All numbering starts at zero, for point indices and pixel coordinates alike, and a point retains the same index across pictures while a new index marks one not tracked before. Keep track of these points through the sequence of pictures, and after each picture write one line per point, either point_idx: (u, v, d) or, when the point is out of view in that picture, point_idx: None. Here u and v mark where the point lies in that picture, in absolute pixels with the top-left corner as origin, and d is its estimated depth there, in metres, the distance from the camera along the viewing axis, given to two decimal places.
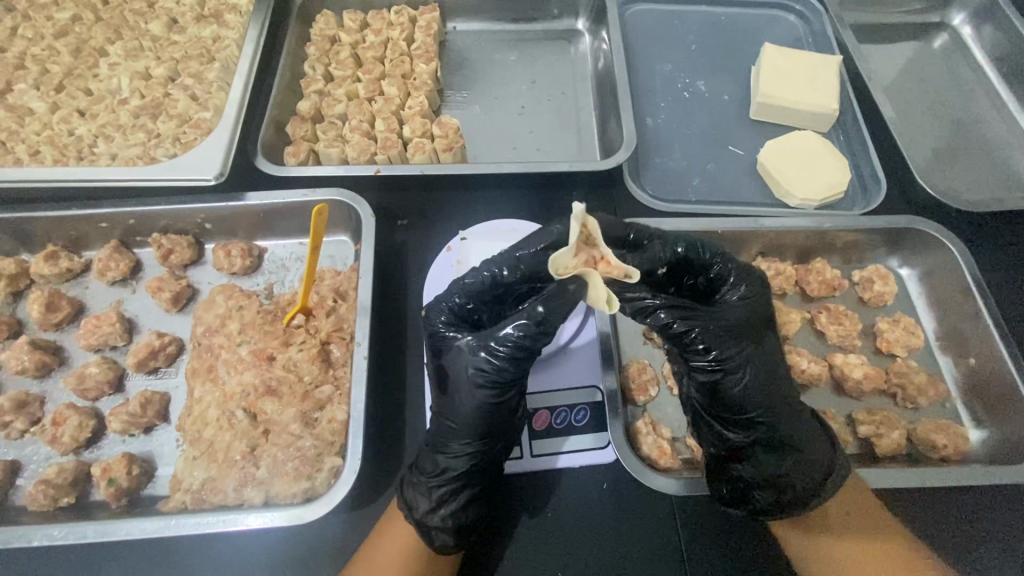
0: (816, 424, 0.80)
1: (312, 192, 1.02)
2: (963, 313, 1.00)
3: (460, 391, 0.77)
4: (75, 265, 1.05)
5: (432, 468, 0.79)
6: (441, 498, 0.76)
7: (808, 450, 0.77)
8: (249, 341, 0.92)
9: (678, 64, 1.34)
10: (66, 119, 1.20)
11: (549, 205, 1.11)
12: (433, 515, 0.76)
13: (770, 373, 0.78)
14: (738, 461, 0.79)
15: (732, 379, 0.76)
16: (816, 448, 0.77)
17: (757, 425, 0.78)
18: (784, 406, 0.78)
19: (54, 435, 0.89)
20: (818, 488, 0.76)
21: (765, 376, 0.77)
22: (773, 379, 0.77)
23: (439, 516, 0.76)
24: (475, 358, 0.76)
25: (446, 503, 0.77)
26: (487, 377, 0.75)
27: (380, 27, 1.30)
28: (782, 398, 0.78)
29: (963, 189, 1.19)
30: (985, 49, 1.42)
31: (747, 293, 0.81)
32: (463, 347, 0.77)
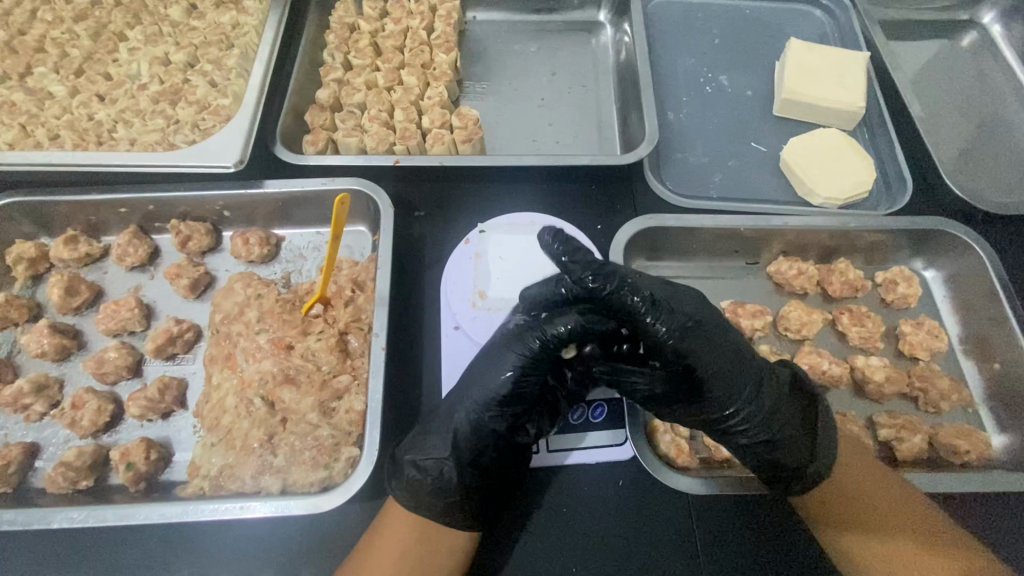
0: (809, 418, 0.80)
1: (332, 181, 1.02)
2: (988, 317, 0.98)
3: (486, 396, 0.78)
4: (93, 249, 1.05)
5: (434, 468, 0.77)
6: (460, 482, 0.77)
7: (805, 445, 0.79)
8: (268, 329, 0.92)
9: (701, 58, 1.32)
10: (86, 103, 1.20)
11: (569, 199, 1.10)
12: (450, 502, 0.76)
13: (733, 391, 0.75)
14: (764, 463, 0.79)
15: (717, 408, 0.76)
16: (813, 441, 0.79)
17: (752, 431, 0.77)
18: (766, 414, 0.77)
19: (72, 418, 0.90)
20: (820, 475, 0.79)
21: (728, 388, 0.75)
22: (738, 384, 0.75)
23: (456, 502, 0.76)
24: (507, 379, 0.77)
25: (467, 490, 0.77)
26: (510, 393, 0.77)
27: (400, 15, 1.29)
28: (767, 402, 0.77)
29: (991, 191, 1.16)
30: (1015, 48, 1.39)
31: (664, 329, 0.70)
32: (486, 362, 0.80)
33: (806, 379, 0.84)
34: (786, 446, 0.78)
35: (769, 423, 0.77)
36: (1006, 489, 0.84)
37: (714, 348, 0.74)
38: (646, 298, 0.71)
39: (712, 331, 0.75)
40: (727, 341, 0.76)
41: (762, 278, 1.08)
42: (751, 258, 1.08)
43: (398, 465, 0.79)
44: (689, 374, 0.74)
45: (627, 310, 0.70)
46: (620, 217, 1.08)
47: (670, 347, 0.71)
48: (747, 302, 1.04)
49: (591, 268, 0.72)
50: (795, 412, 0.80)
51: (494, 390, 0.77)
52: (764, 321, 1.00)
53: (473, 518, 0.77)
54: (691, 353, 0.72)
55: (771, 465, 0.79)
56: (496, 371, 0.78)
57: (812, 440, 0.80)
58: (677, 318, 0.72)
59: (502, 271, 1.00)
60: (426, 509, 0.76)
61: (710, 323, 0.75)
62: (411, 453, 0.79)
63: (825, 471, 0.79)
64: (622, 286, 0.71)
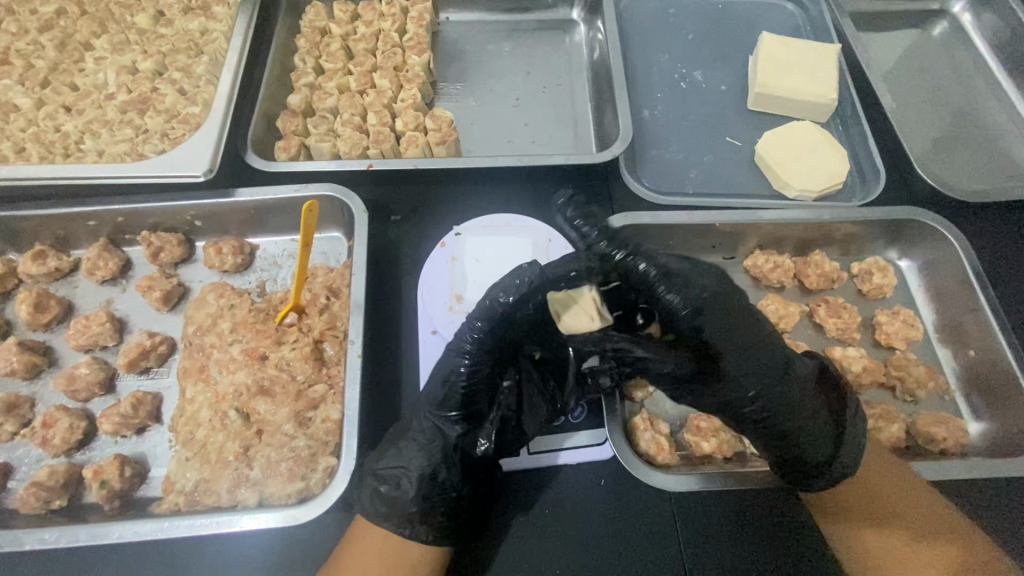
0: (824, 423, 0.79)
1: (303, 188, 1.01)
2: (963, 305, 0.99)
3: (429, 409, 0.80)
4: (63, 264, 1.03)
5: (391, 484, 0.77)
6: (416, 494, 0.77)
7: (805, 449, 0.78)
8: (241, 340, 0.91)
9: (675, 54, 1.32)
10: (52, 115, 1.17)
11: (545, 199, 1.10)
12: (409, 513, 0.77)
13: (770, 375, 0.75)
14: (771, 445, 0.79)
15: (746, 397, 0.75)
16: (813, 447, 0.78)
17: (766, 421, 0.77)
18: (788, 408, 0.76)
19: (44, 437, 0.88)
20: (819, 473, 0.79)
21: (759, 370, 0.74)
22: (768, 371, 0.75)
23: (416, 514, 0.77)
24: (449, 385, 0.78)
25: (424, 503, 0.77)
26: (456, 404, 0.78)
27: (372, 18, 1.28)
28: (790, 395, 0.76)
29: (964, 179, 1.18)
30: (984, 36, 1.40)
31: (683, 301, 0.68)
32: (432, 376, 0.81)
33: (836, 374, 0.83)
34: (805, 438, 0.77)
35: (790, 412, 0.76)
36: (984, 474, 0.85)
37: (749, 332, 0.73)
38: (661, 270, 0.68)
39: (736, 305, 0.73)
40: (755, 325, 0.74)
41: (739, 272, 1.08)
42: (728, 253, 1.08)
43: (361, 476, 0.80)
44: (717, 359, 0.72)
45: (646, 284, 0.68)
46: (596, 216, 1.08)
47: (685, 321, 0.69)
48: None
49: (606, 235, 0.68)
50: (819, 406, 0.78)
51: (447, 395, 0.78)
52: None
53: (434, 531, 0.77)
54: (711, 335, 0.70)
55: (794, 458, 0.79)
56: (449, 367, 0.77)
57: (836, 436, 0.79)
58: (694, 291, 0.69)
59: (479, 274, 1.00)
60: (386, 520, 0.77)
61: (739, 301, 0.73)
62: (373, 462, 0.80)
63: (847, 464, 0.79)
64: (637, 256, 0.68)
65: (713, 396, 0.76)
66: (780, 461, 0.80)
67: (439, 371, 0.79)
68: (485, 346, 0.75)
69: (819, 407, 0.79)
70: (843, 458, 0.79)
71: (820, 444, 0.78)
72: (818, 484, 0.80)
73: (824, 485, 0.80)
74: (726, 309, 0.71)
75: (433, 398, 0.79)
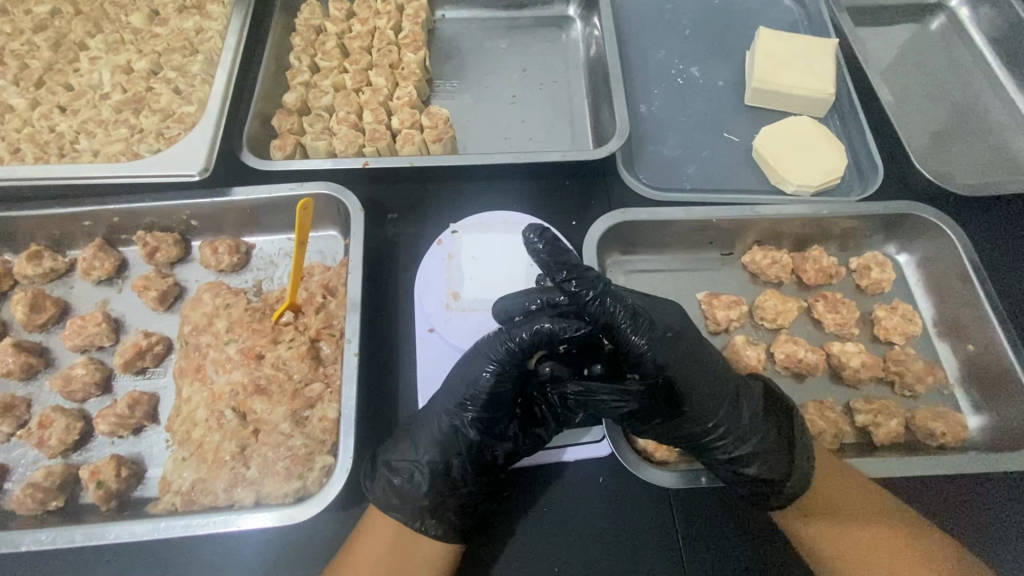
0: (773, 437, 0.81)
1: (299, 186, 1.00)
2: (961, 299, 0.99)
3: (438, 415, 0.79)
4: (58, 264, 1.03)
5: (404, 477, 0.77)
6: (429, 488, 0.77)
7: (759, 466, 0.79)
8: (237, 339, 0.90)
9: (672, 50, 1.31)
10: (47, 115, 1.17)
11: (542, 196, 1.10)
12: (421, 507, 0.77)
13: (714, 402, 0.77)
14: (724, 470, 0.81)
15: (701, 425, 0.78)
16: (765, 464, 0.79)
17: (718, 445, 0.79)
18: (737, 431, 0.79)
19: (40, 438, 0.88)
20: (777, 493, 0.79)
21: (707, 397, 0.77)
22: (715, 396, 0.77)
23: (428, 508, 0.77)
24: (460, 404, 0.78)
25: (437, 497, 0.77)
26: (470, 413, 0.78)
27: (367, 16, 1.27)
28: (739, 416, 0.79)
29: (963, 173, 1.17)
30: (982, 30, 1.40)
31: (646, 337, 0.73)
32: (446, 386, 0.81)
33: (781, 394, 0.85)
34: (756, 457, 0.79)
35: (739, 438, 0.79)
36: (984, 469, 0.84)
37: (692, 361, 0.77)
38: (629, 309, 0.72)
39: (693, 345, 0.78)
40: (703, 357, 0.78)
41: (736, 268, 1.08)
42: (726, 249, 1.08)
43: (374, 467, 0.79)
44: (665, 388, 0.75)
45: (609, 320, 0.72)
46: (593, 212, 1.08)
47: (651, 359, 0.73)
48: (723, 293, 1.04)
49: (573, 272, 0.72)
50: (767, 428, 0.81)
51: (472, 395, 0.77)
52: (740, 311, 1.00)
53: (444, 527, 0.77)
54: (669, 367, 0.75)
55: (749, 479, 0.80)
56: (475, 373, 0.77)
57: (786, 457, 0.80)
58: (656, 330, 0.74)
59: (475, 272, 0.99)
60: (396, 512, 0.77)
61: (690, 338, 0.78)
62: (387, 453, 0.80)
63: (800, 485, 0.78)
64: (604, 295, 0.72)
65: (664, 423, 0.79)
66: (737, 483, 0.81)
67: (452, 383, 0.80)
68: (512, 358, 0.76)
69: (764, 423, 0.82)
70: (797, 474, 0.78)
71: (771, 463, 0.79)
72: (775, 503, 0.79)
73: (785, 502, 0.78)
74: (684, 347, 0.76)
75: (454, 398, 0.78)
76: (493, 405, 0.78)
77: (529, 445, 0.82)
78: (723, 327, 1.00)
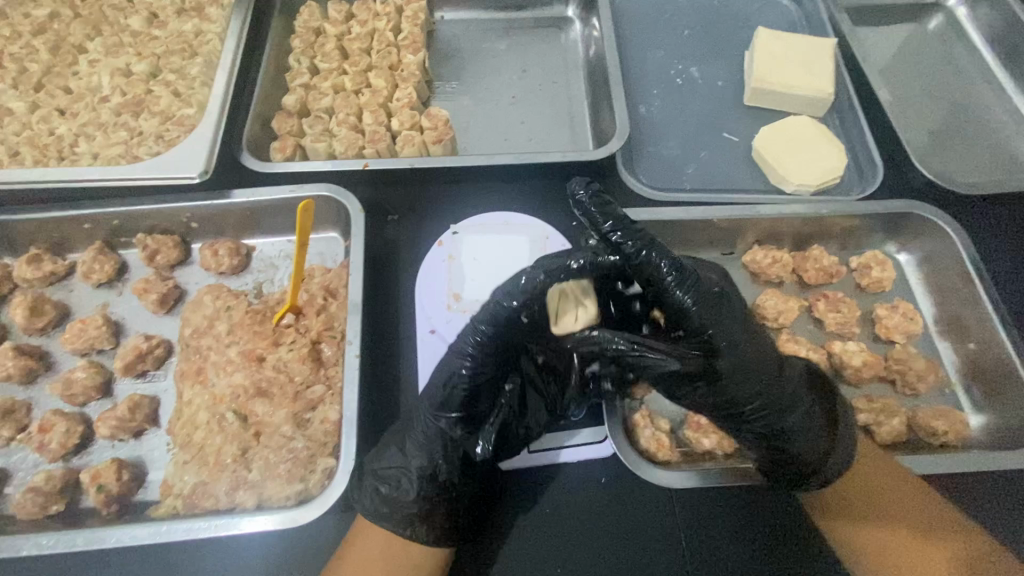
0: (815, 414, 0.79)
1: (299, 188, 1.00)
2: (961, 298, 0.99)
3: (422, 413, 0.79)
4: (58, 267, 1.02)
5: (390, 484, 0.78)
6: (418, 494, 0.78)
7: (800, 445, 0.78)
8: (238, 342, 0.90)
9: (671, 50, 1.31)
10: (46, 118, 1.16)
11: (543, 196, 1.10)
12: (410, 513, 0.77)
13: (762, 376, 0.74)
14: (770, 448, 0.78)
15: (750, 399, 0.75)
16: (806, 441, 0.78)
17: (761, 421, 0.77)
18: (781, 405, 0.76)
19: (41, 442, 0.88)
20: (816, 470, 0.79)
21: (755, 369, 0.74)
22: (763, 368, 0.74)
23: (417, 514, 0.77)
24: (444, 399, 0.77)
25: (425, 502, 0.78)
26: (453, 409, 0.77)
27: (366, 18, 1.27)
28: (781, 391, 0.76)
29: (962, 172, 1.17)
30: (980, 29, 1.40)
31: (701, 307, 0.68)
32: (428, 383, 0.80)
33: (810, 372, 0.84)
34: (796, 435, 0.77)
35: (778, 411, 0.76)
36: (986, 467, 0.84)
37: (739, 332, 0.72)
38: (682, 275, 0.67)
39: (735, 311, 0.73)
40: (745, 325, 0.74)
41: (737, 268, 1.08)
42: (726, 249, 1.08)
43: (361, 476, 0.80)
44: (716, 365, 0.72)
45: (659, 288, 0.68)
46: None
47: (703, 322, 0.69)
48: None
49: (620, 226, 0.67)
50: (807, 402, 0.79)
51: (438, 398, 0.77)
52: None
53: (435, 531, 0.77)
54: (720, 339, 0.70)
55: (788, 459, 0.78)
56: (451, 369, 0.75)
57: (826, 434, 0.79)
58: (707, 294, 0.70)
59: (476, 273, 0.99)
60: (386, 519, 0.77)
61: (735, 303, 0.74)
62: (374, 462, 0.81)
63: (841, 463, 0.79)
64: (658, 257, 0.67)
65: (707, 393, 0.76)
66: (776, 464, 0.79)
67: (434, 378, 0.78)
68: (527, 331, 0.72)
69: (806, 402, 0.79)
70: (835, 452, 0.79)
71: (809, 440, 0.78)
72: (814, 485, 0.79)
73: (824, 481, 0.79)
74: (729, 314, 0.71)
75: (431, 399, 0.78)
76: (478, 400, 0.78)
77: (517, 441, 0.82)
78: None
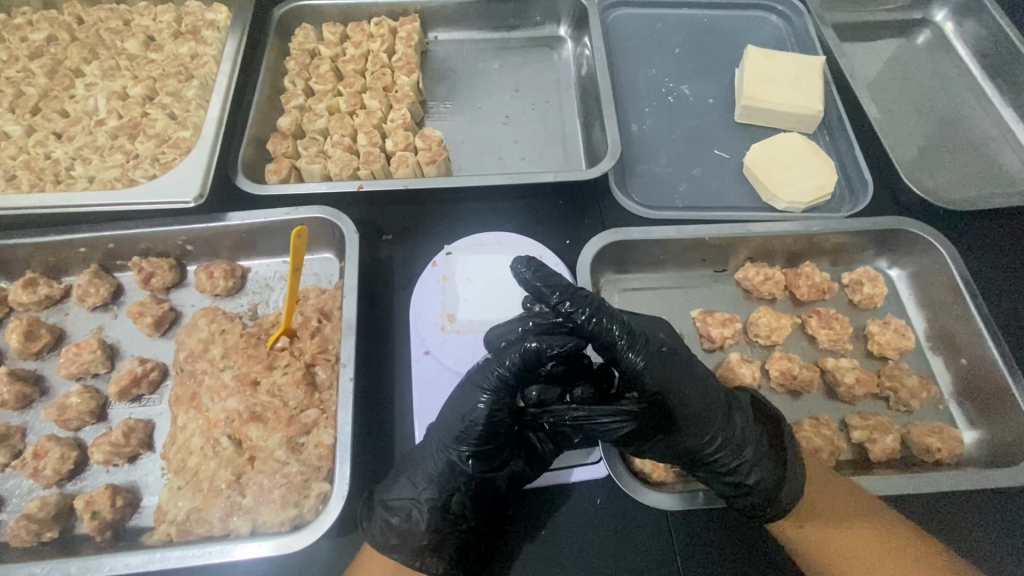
0: (764, 447, 0.80)
1: (294, 211, 1.01)
2: (952, 314, 1.00)
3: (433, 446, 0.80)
4: (53, 291, 1.03)
5: (400, 517, 0.77)
6: (428, 525, 0.77)
7: (754, 479, 0.78)
8: (233, 365, 0.90)
9: (662, 68, 1.33)
10: (43, 142, 1.17)
11: (536, 216, 1.10)
12: (420, 546, 0.76)
13: (707, 416, 0.77)
14: (723, 484, 0.79)
15: (701, 440, 0.77)
16: (761, 476, 0.78)
17: (715, 459, 0.78)
18: (731, 443, 0.78)
19: (35, 468, 0.88)
20: (772, 502, 0.78)
21: (702, 409, 0.76)
22: (710, 409, 0.77)
23: (427, 546, 0.76)
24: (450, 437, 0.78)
25: (435, 534, 0.77)
26: (462, 441, 0.77)
27: (360, 39, 1.29)
28: (733, 429, 0.78)
29: (953, 187, 1.18)
30: (967, 43, 1.42)
31: (644, 357, 0.73)
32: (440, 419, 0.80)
33: (767, 403, 0.86)
34: (749, 470, 0.78)
35: (727, 454, 0.78)
36: (981, 485, 0.84)
37: (687, 379, 0.76)
38: (624, 330, 0.73)
39: (681, 358, 0.77)
40: (694, 369, 0.78)
41: (730, 285, 1.08)
42: (719, 266, 1.09)
43: (372, 505, 0.79)
44: (664, 405, 0.75)
45: (607, 340, 0.72)
46: (587, 231, 1.09)
47: (647, 376, 0.73)
48: (717, 310, 1.05)
49: (566, 293, 0.74)
50: (758, 434, 0.81)
51: (461, 431, 0.76)
52: (734, 328, 1.00)
53: (444, 563, 0.77)
54: (665, 386, 0.74)
55: (742, 493, 0.78)
56: (468, 407, 0.76)
57: (779, 465, 0.79)
58: (650, 347, 0.74)
59: (470, 293, 1.00)
60: (396, 553, 0.75)
61: (681, 353, 0.79)
62: (384, 492, 0.80)
63: (792, 495, 0.78)
64: (599, 315, 0.73)
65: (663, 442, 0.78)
66: (733, 498, 0.79)
67: (445, 418, 0.79)
68: (505, 384, 0.75)
69: (760, 436, 0.81)
70: (790, 484, 0.78)
71: (763, 473, 0.78)
72: (770, 516, 0.78)
73: (779, 512, 0.78)
74: (676, 366, 0.76)
75: (448, 433, 0.78)
76: (483, 438, 0.76)
77: (527, 473, 0.82)
78: (718, 344, 1.01)
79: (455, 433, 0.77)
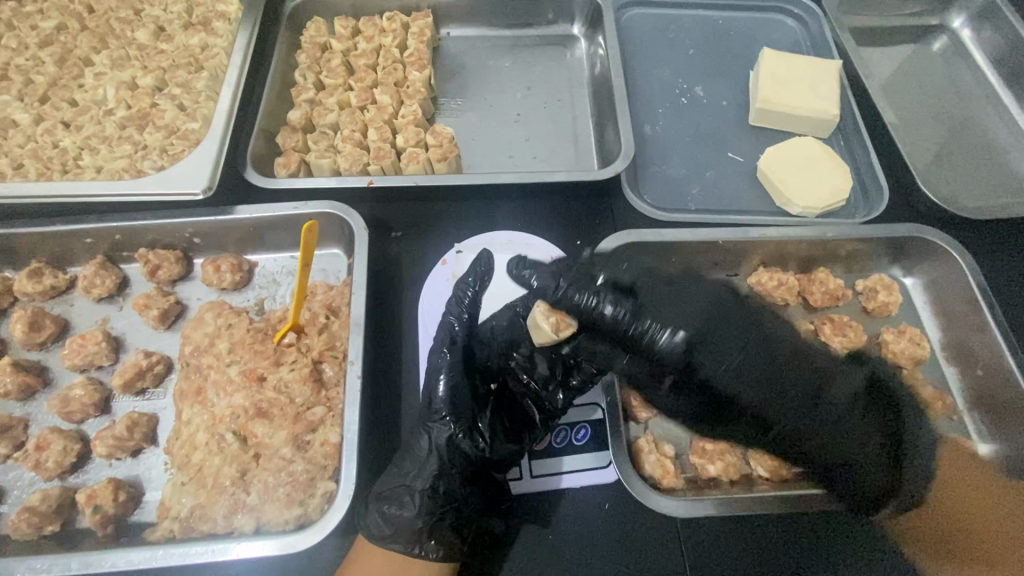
0: (864, 424, 0.79)
1: (302, 206, 1.00)
2: (970, 325, 0.98)
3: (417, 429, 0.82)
4: (59, 282, 1.02)
5: (392, 505, 0.77)
6: (419, 510, 0.77)
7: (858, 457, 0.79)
8: (239, 360, 0.88)
9: (676, 69, 1.32)
10: (50, 130, 1.16)
11: (547, 216, 1.09)
12: (415, 532, 0.76)
13: (774, 393, 0.76)
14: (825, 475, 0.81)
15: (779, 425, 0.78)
16: (863, 448, 0.79)
17: (807, 449, 0.79)
18: (801, 425, 0.77)
19: (37, 460, 0.87)
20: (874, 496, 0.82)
21: (765, 383, 0.76)
22: (775, 383, 0.76)
23: (422, 531, 0.77)
24: (432, 412, 0.82)
25: (429, 518, 0.77)
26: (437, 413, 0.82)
27: (372, 34, 1.27)
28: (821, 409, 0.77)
29: (970, 196, 1.17)
30: (983, 51, 1.41)
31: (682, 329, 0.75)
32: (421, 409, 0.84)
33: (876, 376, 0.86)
34: (842, 441, 0.78)
35: (772, 382, 0.76)
36: None
37: (742, 348, 0.76)
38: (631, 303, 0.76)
39: (727, 325, 0.77)
40: (754, 337, 0.77)
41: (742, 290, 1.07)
42: (731, 270, 1.07)
43: (367, 503, 0.79)
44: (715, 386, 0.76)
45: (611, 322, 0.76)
46: (597, 233, 1.07)
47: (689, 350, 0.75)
48: None
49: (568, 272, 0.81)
50: (857, 412, 0.80)
51: (432, 403, 0.83)
52: None
53: (442, 550, 0.77)
54: (712, 361, 0.75)
55: (825, 470, 0.81)
56: (436, 378, 0.84)
57: (886, 446, 0.81)
58: (680, 317, 0.76)
59: None
60: (393, 543, 0.76)
61: (730, 315, 0.78)
62: (380, 484, 0.80)
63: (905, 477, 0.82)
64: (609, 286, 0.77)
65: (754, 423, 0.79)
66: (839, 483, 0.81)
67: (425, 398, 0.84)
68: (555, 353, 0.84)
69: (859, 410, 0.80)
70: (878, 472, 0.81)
71: (863, 444, 0.79)
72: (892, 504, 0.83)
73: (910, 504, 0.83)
74: (722, 336, 0.76)
75: (422, 411, 0.83)
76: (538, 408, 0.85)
77: (507, 447, 0.81)
78: None
79: (442, 411, 0.82)
